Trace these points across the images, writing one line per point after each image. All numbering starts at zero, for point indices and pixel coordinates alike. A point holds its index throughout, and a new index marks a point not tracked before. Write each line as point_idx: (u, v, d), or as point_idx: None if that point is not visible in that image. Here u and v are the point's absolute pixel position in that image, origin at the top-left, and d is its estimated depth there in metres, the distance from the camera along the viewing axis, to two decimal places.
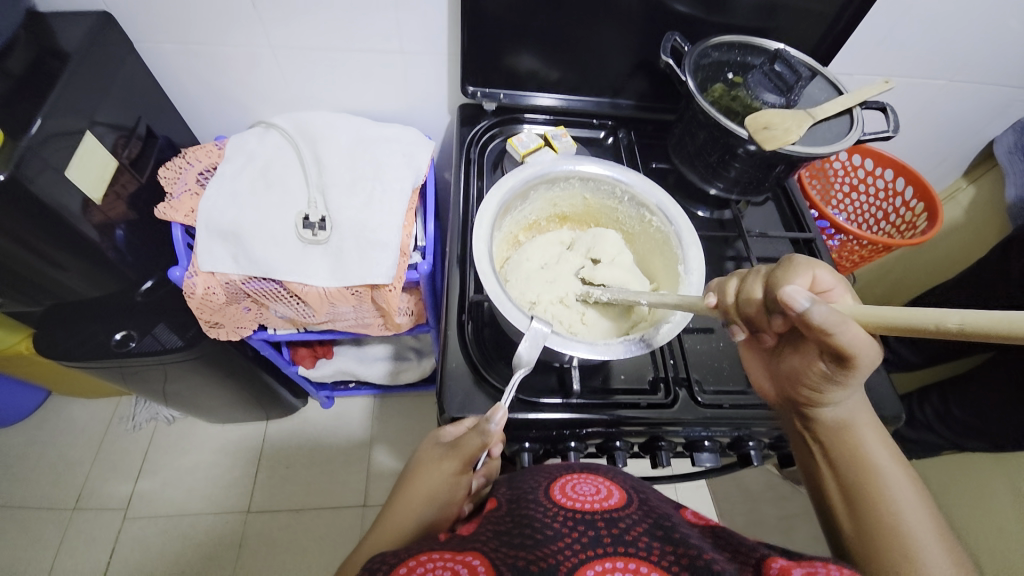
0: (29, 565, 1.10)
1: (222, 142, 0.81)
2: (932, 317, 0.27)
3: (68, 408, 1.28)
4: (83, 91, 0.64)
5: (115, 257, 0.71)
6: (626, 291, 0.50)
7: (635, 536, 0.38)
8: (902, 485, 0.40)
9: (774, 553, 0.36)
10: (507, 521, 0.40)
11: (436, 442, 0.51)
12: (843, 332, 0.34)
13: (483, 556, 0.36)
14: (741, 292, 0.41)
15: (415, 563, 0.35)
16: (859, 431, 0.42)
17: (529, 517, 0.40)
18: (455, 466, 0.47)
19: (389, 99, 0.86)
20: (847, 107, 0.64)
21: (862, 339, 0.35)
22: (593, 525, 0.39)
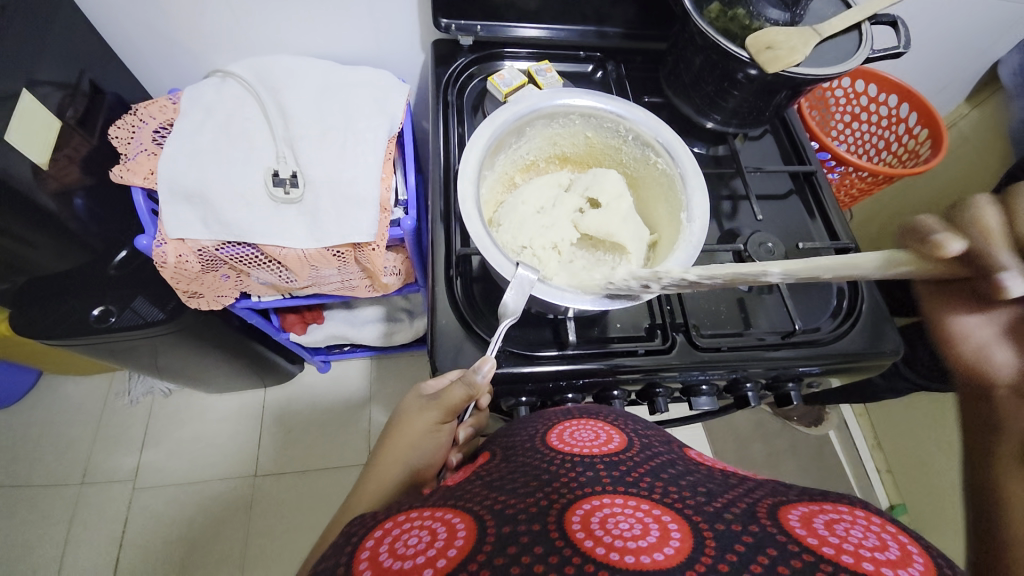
0: (45, 538, 1.12)
1: (177, 96, 0.74)
2: None
3: (60, 385, 1.27)
4: (12, 41, 0.57)
5: (78, 227, 0.67)
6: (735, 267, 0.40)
7: (637, 477, 0.38)
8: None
9: (786, 496, 0.35)
10: (502, 469, 0.41)
11: (416, 394, 0.50)
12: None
13: (462, 513, 0.35)
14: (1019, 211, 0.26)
15: (392, 524, 0.35)
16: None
17: (525, 463, 0.41)
18: (437, 417, 0.46)
19: (355, 39, 0.78)
20: (857, 21, 0.59)
21: None
22: (592, 466, 0.39)
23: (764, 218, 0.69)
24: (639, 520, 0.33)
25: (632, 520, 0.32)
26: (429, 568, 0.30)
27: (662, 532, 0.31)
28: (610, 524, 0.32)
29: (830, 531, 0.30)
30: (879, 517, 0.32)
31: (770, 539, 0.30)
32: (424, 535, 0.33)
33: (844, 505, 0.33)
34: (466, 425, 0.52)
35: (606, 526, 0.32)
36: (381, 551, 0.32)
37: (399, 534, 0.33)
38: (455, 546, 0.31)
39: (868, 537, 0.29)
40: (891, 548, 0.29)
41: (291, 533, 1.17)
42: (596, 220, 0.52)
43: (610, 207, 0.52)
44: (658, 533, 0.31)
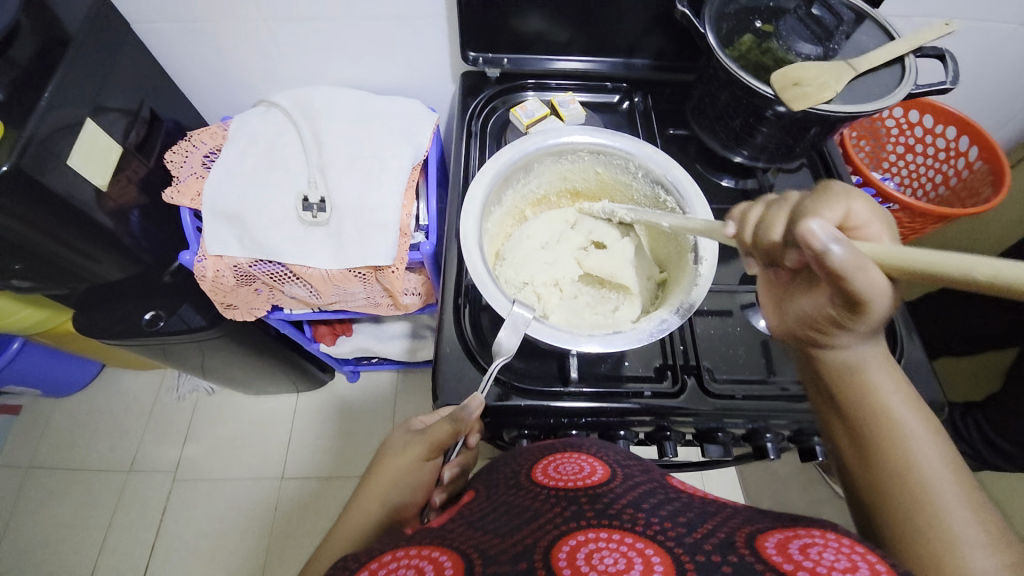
0: (93, 520, 1.22)
1: (227, 123, 0.80)
2: (960, 266, 0.27)
3: (119, 378, 1.38)
4: (85, 78, 0.64)
5: (131, 242, 0.73)
6: (647, 212, 0.48)
7: (619, 509, 0.36)
8: (911, 414, 0.36)
9: (772, 524, 0.33)
10: (486, 507, 0.40)
11: (402, 431, 0.51)
12: (861, 278, 0.31)
13: (449, 552, 0.34)
14: (762, 223, 0.37)
15: (378, 564, 0.34)
16: (871, 371, 0.37)
17: (509, 502, 0.40)
18: (422, 453, 0.47)
19: (390, 70, 0.82)
20: (900, 55, 0.55)
21: (880, 287, 0.32)
22: (576, 501, 0.37)
23: None
24: (622, 554, 0.31)
25: (617, 554, 0.31)
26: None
27: (644, 567, 0.30)
28: (596, 558, 0.31)
29: (804, 554, 0.29)
30: (848, 536, 0.31)
31: (748, 567, 0.29)
32: (411, 573, 0.32)
33: (815, 529, 0.32)
34: (450, 465, 0.50)
35: (591, 561, 0.31)
36: None
37: (386, 572, 0.33)
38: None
39: (837, 560, 0.28)
40: (862, 570, 0.27)
41: (311, 538, 1.20)
42: (602, 265, 0.52)
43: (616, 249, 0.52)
44: (641, 567, 0.29)
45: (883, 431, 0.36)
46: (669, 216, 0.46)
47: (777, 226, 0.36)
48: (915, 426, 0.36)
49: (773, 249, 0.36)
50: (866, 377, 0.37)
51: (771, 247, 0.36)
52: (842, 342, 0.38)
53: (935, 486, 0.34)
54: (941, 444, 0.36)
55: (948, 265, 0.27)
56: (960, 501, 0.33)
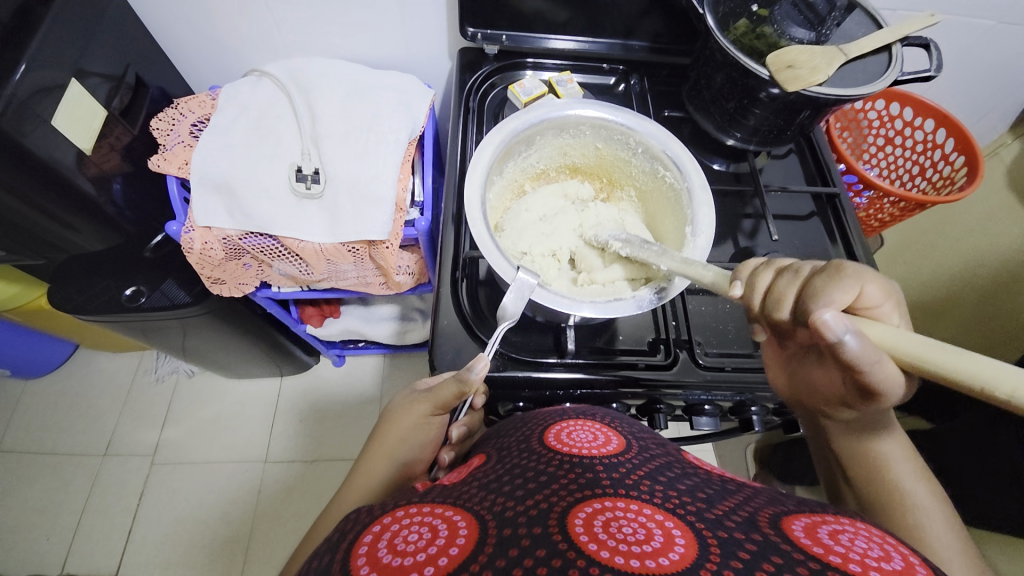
0: (66, 505, 1.19)
1: (215, 92, 0.78)
2: (983, 379, 0.26)
3: (93, 359, 1.34)
4: (68, 38, 0.62)
5: (114, 212, 0.71)
6: (646, 248, 0.46)
7: (636, 480, 0.39)
8: (918, 485, 0.42)
9: (796, 510, 0.35)
10: (499, 470, 0.41)
11: (408, 392, 0.52)
12: (875, 369, 0.31)
13: (465, 513, 0.35)
14: (772, 292, 0.36)
15: (389, 519, 0.35)
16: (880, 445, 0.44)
17: (522, 464, 0.41)
18: (428, 410, 0.48)
19: (386, 44, 0.81)
20: (886, 43, 0.57)
21: (895, 377, 0.32)
22: (591, 468, 0.39)
23: (780, 239, 0.67)
24: (642, 525, 0.32)
25: (635, 525, 0.32)
26: (429, 567, 0.30)
27: (665, 539, 0.31)
28: (614, 528, 0.32)
29: (834, 540, 0.31)
30: (880, 529, 0.33)
31: (775, 548, 0.30)
32: (424, 533, 0.33)
33: (843, 517, 0.34)
34: (459, 424, 0.52)
35: (609, 530, 0.32)
36: (379, 547, 0.32)
37: (398, 529, 0.34)
38: (457, 544, 0.32)
39: (872, 548, 0.30)
40: (895, 559, 0.29)
41: (296, 521, 1.19)
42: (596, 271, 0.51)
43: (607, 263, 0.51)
44: (662, 539, 0.31)
45: (890, 493, 0.42)
46: (669, 257, 0.44)
47: (787, 299, 0.34)
48: (922, 495, 0.42)
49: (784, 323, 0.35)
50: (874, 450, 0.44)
51: (780, 320, 0.35)
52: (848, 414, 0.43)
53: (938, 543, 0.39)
54: (944, 511, 0.42)
55: (963, 370, 0.27)
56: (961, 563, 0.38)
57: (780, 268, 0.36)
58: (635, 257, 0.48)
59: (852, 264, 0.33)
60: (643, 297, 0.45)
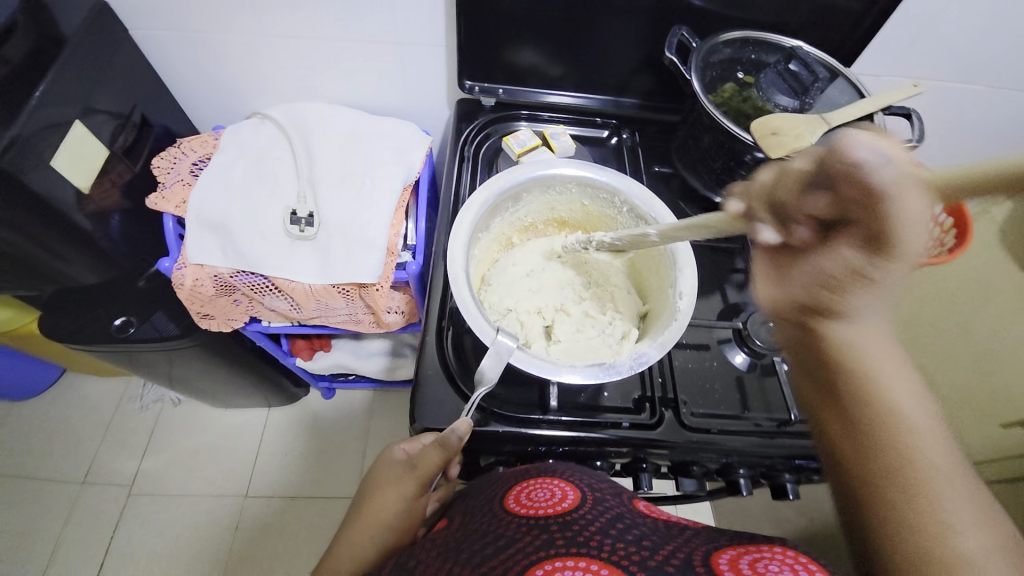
0: (37, 536, 1.15)
1: (219, 132, 0.80)
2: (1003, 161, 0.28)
3: (78, 385, 1.32)
4: (79, 80, 0.64)
5: (108, 245, 0.71)
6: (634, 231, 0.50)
7: (588, 537, 0.37)
8: (918, 410, 0.35)
9: (726, 543, 0.37)
10: (461, 538, 0.41)
11: (386, 460, 0.51)
12: (901, 202, 0.31)
13: None
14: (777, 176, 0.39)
15: None
16: (871, 350, 0.37)
17: (482, 530, 0.41)
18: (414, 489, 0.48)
19: (387, 93, 0.84)
20: (868, 112, 0.59)
21: (920, 218, 0.32)
22: (549, 530, 0.39)
23: None
24: None
25: None
26: None
27: None
28: None
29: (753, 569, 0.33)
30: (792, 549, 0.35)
31: None
32: None
33: (765, 544, 0.36)
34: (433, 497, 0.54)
35: None
36: None
37: None
38: None
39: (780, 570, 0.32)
40: None
41: (273, 560, 1.15)
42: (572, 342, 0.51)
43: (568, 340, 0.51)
44: None
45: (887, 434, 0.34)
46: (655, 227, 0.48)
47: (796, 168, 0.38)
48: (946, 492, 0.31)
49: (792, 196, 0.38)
50: (871, 354, 0.37)
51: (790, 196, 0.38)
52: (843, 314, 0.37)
53: (950, 515, 0.30)
54: (948, 445, 0.33)
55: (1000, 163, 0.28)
56: (967, 504, 0.30)
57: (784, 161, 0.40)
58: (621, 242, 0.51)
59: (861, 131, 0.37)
60: (597, 367, 0.44)
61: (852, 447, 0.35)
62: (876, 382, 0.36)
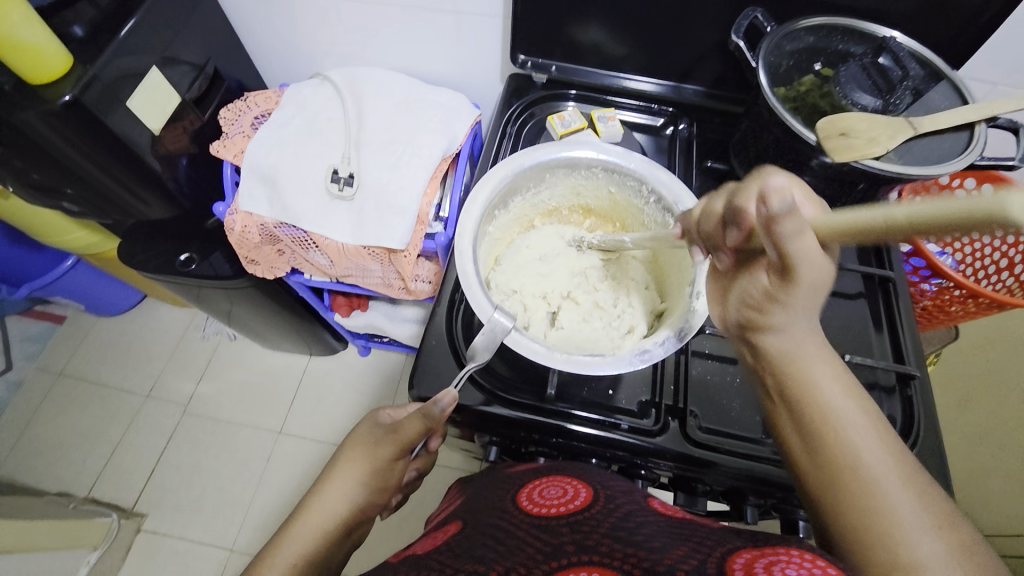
0: (107, 435, 1.31)
1: (282, 89, 0.84)
2: (883, 213, 0.28)
3: (154, 309, 1.47)
4: (160, 31, 0.69)
5: (174, 186, 0.77)
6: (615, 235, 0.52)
7: (597, 541, 0.37)
8: (846, 404, 0.37)
9: (741, 546, 0.33)
10: (472, 535, 0.41)
11: (367, 425, 0.52)
12: (796, 242, 0.34)
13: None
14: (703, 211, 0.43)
15: None
16: (805, 360, 0.38)
17: (496, 529, 0.41)
18: (392, 452, 0.49)
19: (443, 62, 0.84)
20: (969, 121, 0.51)
21: (812, 252, 0.34)
22: (558, 532, 0.39)
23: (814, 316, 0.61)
24: None
25: None
26: None
27: None
28: None
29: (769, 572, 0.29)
30: (811, 553, 0.31)
31: None
32: None
33: (785, 547, 0.32)
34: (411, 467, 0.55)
35: None
36: None
37: None
38: None
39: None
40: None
41: (294, 496, 1.25)
42: (576, 330, 0.50)
43: (571, 329, 0.50)
44: None
45: (825, 439, 0.35)
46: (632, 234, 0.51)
47: (717, 207, 0.40)
48: (899, 494, 0.33)
49: (717, 226, 0.41)
50: (802, 356, 0.38)
51: (715, 227, 0.41)
52: (775, 322, 0.39)
53: (890, 496, 0.33)
54: (882, 433, 0.35)
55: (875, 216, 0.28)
56: (904, 491, 0.33)
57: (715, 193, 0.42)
58: (606, 244, 0.53)
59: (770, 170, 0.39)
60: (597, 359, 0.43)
61: (813, 465, 0.36)
62: (816, 393, 0.37)
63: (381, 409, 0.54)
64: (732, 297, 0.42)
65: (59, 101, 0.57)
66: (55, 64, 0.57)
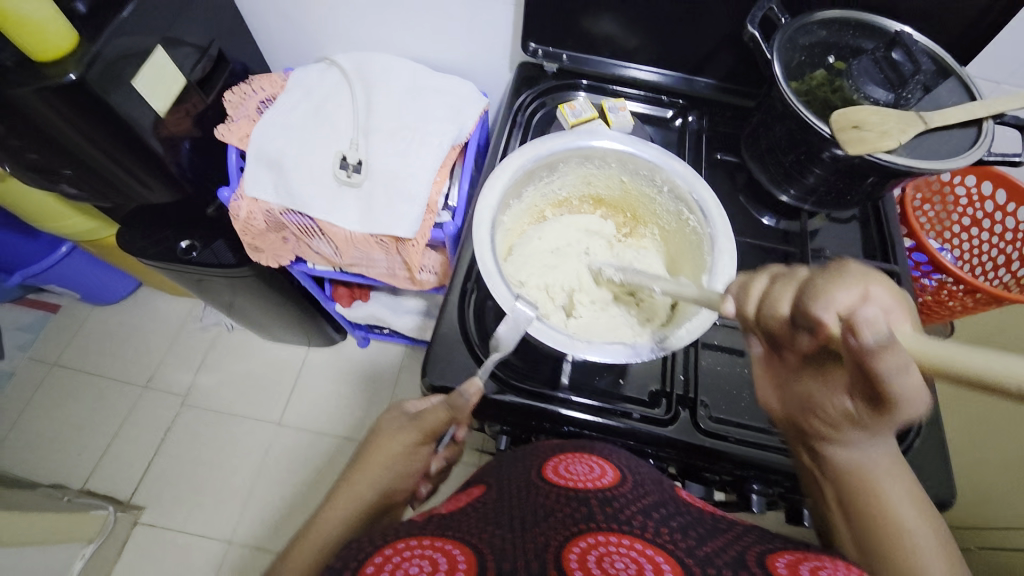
0: (103, 426, 1.30)
1: (288, 74, 0.83)
2: (1000, 368, 0.24)
3: (151, 299, 1.45)
4: (166, 10, 0.68)
5: (177, 170, 0.76)
6: (643, 274, 0.49)
7: (629, 516, 0.38)
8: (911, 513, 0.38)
9: (782, 547, 0.36)
10: (498, 501, 0.42)
11: (391, 414, 0.53)
12: (892, 371, 0.30)
13: (463, 547, 0.35)
14: (766, 299, 0.35)
15: (391, 551, 0.34)
16: (874, 472, 0.40)
17: (521, 496, 0.41)
18: (416, 438, 0.50)
19: (452, 49, 0.83)
20: (978, 117, 0.51)
21: (910, 387, 0.31)
22: (588, 502, 0.39)
23: None
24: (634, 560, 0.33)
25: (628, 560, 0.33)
26: None
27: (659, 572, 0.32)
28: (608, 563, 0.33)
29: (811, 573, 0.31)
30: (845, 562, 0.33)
31: None
32: (425, 565, 0.33)
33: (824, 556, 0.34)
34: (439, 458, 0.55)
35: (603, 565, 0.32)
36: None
37: (400, 563, 0.33)
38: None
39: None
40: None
41: (294, 487, 1.24)
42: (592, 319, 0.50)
43: (585, 319, 0.50)
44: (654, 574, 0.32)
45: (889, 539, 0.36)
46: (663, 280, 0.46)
47: (783, 309, 0.34)
48: (937, 573, 0.35)
49: (783, 329, 0.34)
50: (872, 471, 0.40)
51: (780, 329, 0.35)
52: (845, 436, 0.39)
53: None
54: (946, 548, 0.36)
55: (982, 364, 0.25)
56: None
57: (775, 273, 0.36)
58: (630, 282, 0.50)
59: (858, 266, 0.31)
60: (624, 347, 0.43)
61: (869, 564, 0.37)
62: (884, 505, 0.38)
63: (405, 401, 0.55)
64: (797, 400, 0.41)
65: (63, 79, 0.56)
66: (60, 41, 0.56)
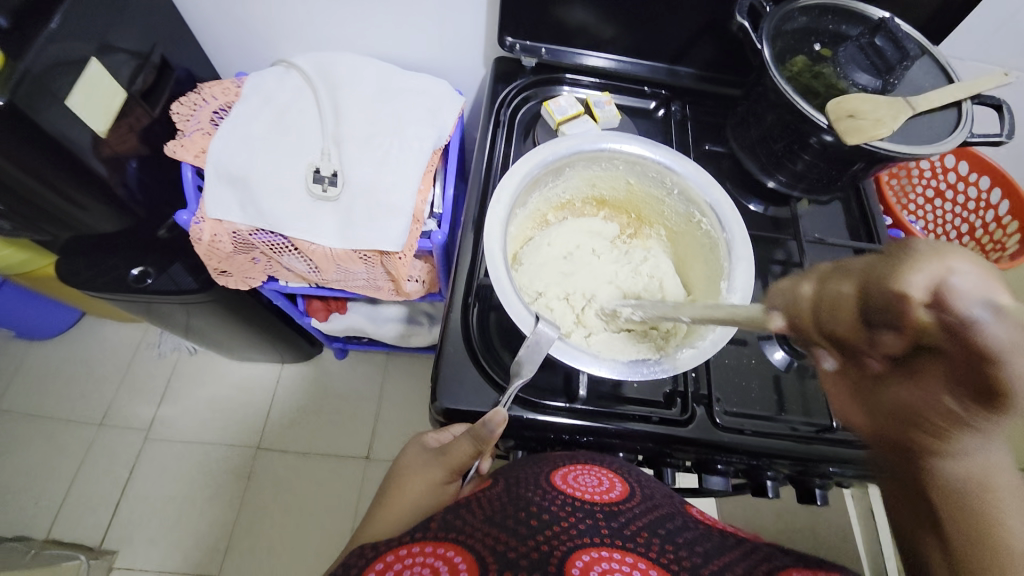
0: (58, 471, 1.18)
1: (241, 79, 0.75)
2: None
3: (97, 328, 1.33)
4: (95, 13, 0.59)
5: (125, 193, 0.68)
6: (664, 307, 0.43)
7: (635, 533, 0.38)
8: None
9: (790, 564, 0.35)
10: (505, 499, 0.40)
11: (418, 452, 0.53)
12: None
13: (465, 552, 0.34)
14: (825, 297, 0.24)
15: (393, 557, 0.34)
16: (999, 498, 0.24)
17: (527, 497, 0.40)
18: (443, 475, 0.50)
19: (422, 45, 0.78)
20: (957, 98, 0.53)
21: None
22: (593, 516, 0.39)
23: None
24: None
25: None
26: None
27: None
28: None
29: None
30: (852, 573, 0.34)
31: None
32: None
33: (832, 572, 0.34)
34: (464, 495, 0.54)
35: None
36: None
37: (402, 570, 0.33)
38: None
39: None
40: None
41: (282, 513, 1.18)
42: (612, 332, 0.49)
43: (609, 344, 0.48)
44: None
45: None
46: (690, 309, 0.39)
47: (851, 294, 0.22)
48: None
49: (852, 336, 0.22)
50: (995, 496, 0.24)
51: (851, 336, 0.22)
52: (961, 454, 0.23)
53: None
54: None
55: None
56: None
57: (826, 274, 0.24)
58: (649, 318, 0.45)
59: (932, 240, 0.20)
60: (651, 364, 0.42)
61: None
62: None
63: (427, 436, 0.56)
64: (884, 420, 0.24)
65: None
66: None
